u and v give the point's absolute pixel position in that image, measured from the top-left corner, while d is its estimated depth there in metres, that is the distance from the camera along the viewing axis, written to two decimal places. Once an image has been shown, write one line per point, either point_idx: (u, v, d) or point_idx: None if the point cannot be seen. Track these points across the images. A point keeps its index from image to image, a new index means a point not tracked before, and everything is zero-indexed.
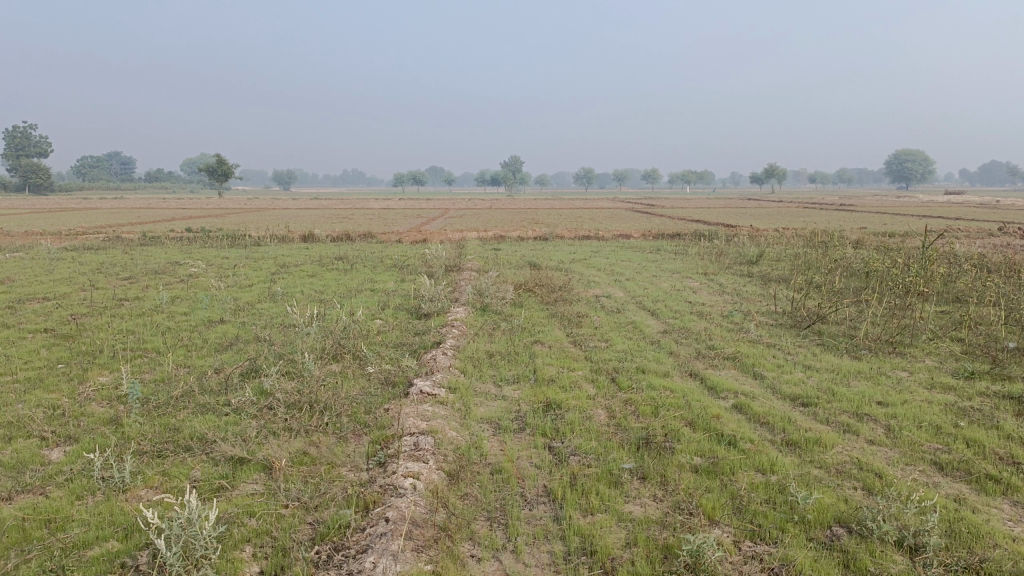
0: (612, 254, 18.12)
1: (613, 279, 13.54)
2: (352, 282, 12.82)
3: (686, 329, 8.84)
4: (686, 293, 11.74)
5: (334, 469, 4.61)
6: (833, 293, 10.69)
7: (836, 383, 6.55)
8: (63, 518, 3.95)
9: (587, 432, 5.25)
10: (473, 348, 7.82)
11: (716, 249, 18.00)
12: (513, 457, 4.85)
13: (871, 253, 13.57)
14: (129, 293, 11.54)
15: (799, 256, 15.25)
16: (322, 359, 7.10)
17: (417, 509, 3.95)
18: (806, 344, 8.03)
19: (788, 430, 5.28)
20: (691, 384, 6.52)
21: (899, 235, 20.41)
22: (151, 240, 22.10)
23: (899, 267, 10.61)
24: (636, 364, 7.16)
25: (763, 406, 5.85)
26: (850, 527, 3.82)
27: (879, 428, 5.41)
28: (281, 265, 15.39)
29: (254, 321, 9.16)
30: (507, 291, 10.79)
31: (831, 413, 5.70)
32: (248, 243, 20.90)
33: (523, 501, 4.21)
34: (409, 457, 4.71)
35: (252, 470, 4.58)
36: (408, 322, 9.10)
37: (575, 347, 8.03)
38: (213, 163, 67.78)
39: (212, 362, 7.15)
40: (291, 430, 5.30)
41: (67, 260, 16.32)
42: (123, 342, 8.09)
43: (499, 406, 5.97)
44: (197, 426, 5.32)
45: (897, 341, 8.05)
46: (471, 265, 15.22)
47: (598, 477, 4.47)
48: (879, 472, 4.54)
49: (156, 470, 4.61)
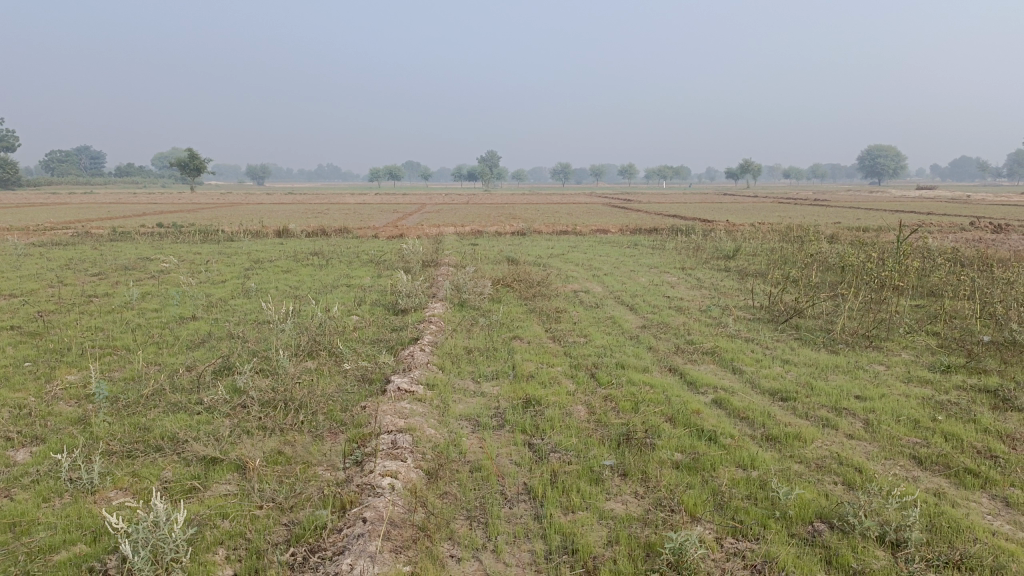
0: (589, 249, 18.11)
1: (590, 274, 13.52)
2: (328, 277, 12.65)
3: (664, 324, 8.83)
4: (664, 288, 11.73)
5: (310, 469, 4.51)
6: (810, 288, 10.75)
7: (814, 377, 6.56)
8: (28, 521, 3.82)
9: (567, 429, 5.20)
10: (451, 345, 7.73)
11: (693, 244, 18.04)
12: (492, 454, 4.79)
13: (846, 248, 13.66)
14: (98, 289, 11.30)
15: (775, 251, 15.32)
16: (297, 356, 6.97)
17: (395, 509, 3.87)
18: (784, 338, 8.05)
19: (768, 425, 5.26)
20: (671, 379, 6.50)
21: (873, 230, 20.62)
22: (122, 235, 21.72)
23: (874, 261, 10.68)
24: (616, 359, 7.12)
25: (743, 401, 5.83)
26: (831, 523, 3.80)
27: (858, 422, 5.42)
28: (256, 260, 15.17)
29: (228, 318, 8.99)
30: (484, 287, 10.71)
31: (810, 407, 5.70)
32: (222, 238, 20.59)
33: (503, 499, 4.14)
34: (386, 456, 4.63)
35: (225, 470, 4.47)
36: (384, 318, 9.00)
37: (554, 342, 7.98)
38: (186, 157, 66.82)
39: (184, 359, 7.00)
40: (266, 428, 5.19)
41: (34, 256, 15.96)
42: (92, 339, 7.89)
43: (478, 403, 5.90)
44: (168, 425, 5.19)
45: (874, 335, 8.09)
46: (448, 261, 15.12)
47: (579, 475, 4.42)
48: (859, 467, 4.53)
49: (126, 471, 4.48)
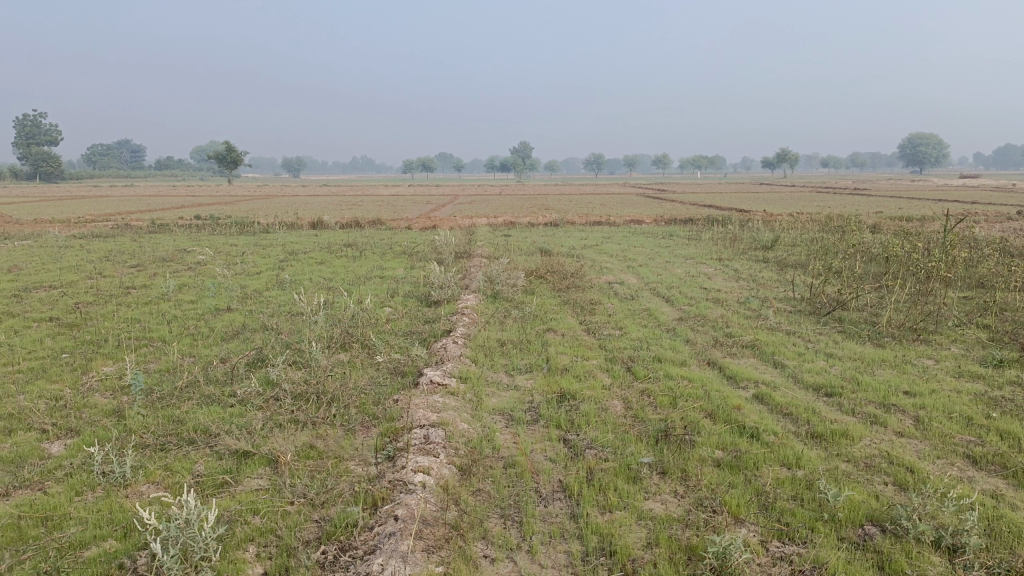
0: (624, 240, 17.90)
1: (625, 265, 13.32)
2: (361, 269, 12.64)
3: (702, 316, 8.63)
4: (700, 280, 11.50)
5: (341, 464, 4.44)
6: (853, 279, 10.44)
7: (859, 372, 6.33)
8: (61, 516, 3.80)
9: (604, 425, 5.06)
10: (484, 337, 7.63)
11: (730, 234, 17.71)
12: (527, 450, 4.67)
13: (890, 237, 13.28)
14: (136, 281, 11.42)
15: (815, 241, 14.97)
16: (330, 348, 6.94)
17: (428, 507, 3.78)
18: (827, 331, 7.81)
19: (813, 421, 5.07)
20: (710, 373, 6.32)
21: (916, 219, 20.06)
22: (160, 227, 22.01)
23: (921, 251, 10.33)
24: (652, 352, 6.96)
25: (785, 396, 5.64)
26: (883, 526, 3.62)
27: (907, 419, 5.20)
28: (291, 252, 15.24)
29: (262, 309, 9.00)
30: (518, 278, 10.59)
31: (856, 404, 5.48)
32: (257, 230, 20.75)
33: (538, 497, 4.03)
34: (419, 451, 4.54)
35: (257, 464, 4.42)
36: (417, 310, 8.93)
37: (588, 335, 7.83)
38: (222, 150, 67.58)
39: (218, 351, 7.00)
40: (298, 422, 5.13)
41: (75, 248, 16.23)
42: (128, 331, 7.94)
43: (512, 397, 5.79)
44: (201, 418, 5.17)
45: (921, 328, 7.81)
46: (481, 252, 15.03)
47: (616, 473, 4.28)
48: (911, 467, 4.33)
49: (158, 464, 4.46)
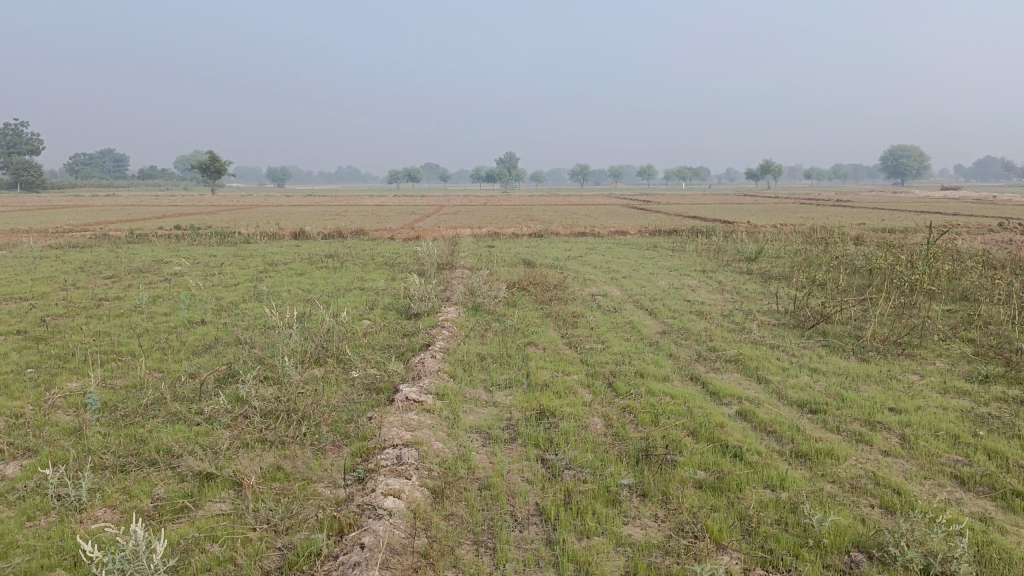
0: (608, 251, 17.82)
1: (609, 277, 13.22)
2: (341, 280, 12.45)
3: (685, 329, 8.51)
4: (684, 292, 11.41)
5: (309, 486, 4.26)
6: (837, 292, 10.38)
7: (844, 388, 6.21)
8: (8, 543, 3.59)
9: (583, 444, 4.91)
10: (463, 351, 7.47)
11: (714, 246, 17.67)
12: (503, 470, 4.51)
13: (873, 249, 13.26)
14: (110, 292, 11.16)
15: (799, 253, 14.96)
16: (304, 363, 6.75)
17: (396, 534, 3.61)
18: (812, 345, 7.71)
19: (797, 440, 4.94)
20: (692, 389, 6.19)
21: (899, 232, 20.15)
22: (138, 237, 21.70)
23: (905, 264, 10.28)
24: (634, 367, 6.82)
25: (769, 413, 5.51)
26: (870, 553, 3.49)
27: (893, 438, 5.08)
28: (270, 263, 15.03)
29: (237, 322, 8.79)
30: (500, 290, 10.44)
31: (842, 421, 5.36)
32: (238, 241, 20.50)
33: (513, 522, 3.87)
34: (390, 473, 4.36)
35: (220, 487, 4.23)
36: (396, 323, 8.77)
37: (570, 349, 7.69)
38: (206, 159, 67.11)
39: (188, 366, 6.79)
40: (266, 441, 4.95)
41: (50, 258, 15.92)
42: (97, 344, 7.71)
43: (490, 414, 5.63)
44: (164, 437, 4.97)
45: (906, 342, 7.73)
46: (464, 263, 14.89)
47: (594, 495, 4.12)
48: (898, 488, 4.21)
49: (117, 487, 4.26)
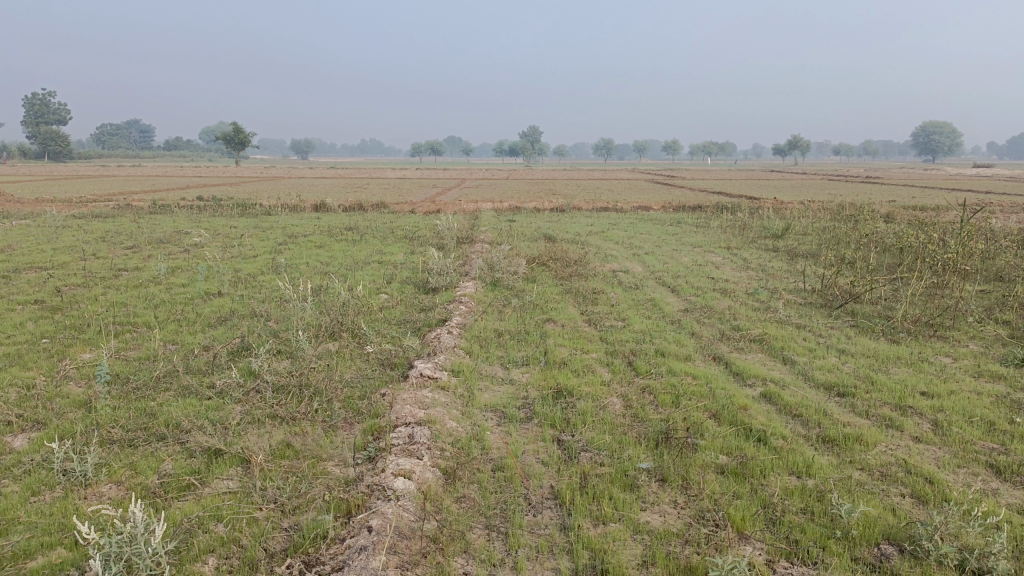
0: (631, 227, 17.55)
1: (631, 253, 12.99)
2: (360, 254, 12.33)
3: (709, 307, 8.31)
4: (707, 269, 11.17)
5: (319, 464, 4.15)
6: (866, 271, 10.08)
7: (873, 370, 5.99)
8: (11, 520, 3.53)
9: (601, 425, 4.75)
10: (480, 326, 7.33)
11: (739, 222, 17.34)
12: (517, 451, 4.37)
13: (904, 227, 12.89)
14: (129, 263, 11.13)
15: (826, 230, 14.61)
16: (318, 338, 6.66)
17: (404, 517, 3.49)
18: (839, 325, 7.47)
19: (824, 425, 4.76)
20: (715, 369, 6.00)
21: (931, 209, 19.66)
22: (160, 208, 21.71)
23: (938, 243, 9.94)
24: (655, 346, 6.64)
25: (794, 396, 5.32)
26: (901, 546, 3.31)
27: (925, 423, 4.87)
28: (290, 235, 14.96)
29: (253, 295, 8.70)
30: (520, 266, 10.27)
31: (871, 405, 5.16)
32: (259, 212, 20.44)
33: (526, 505, 3.74)
34: (401, 452, 4.24)
35: (227, 464, 4.14)
36: (413, 297, 8.65)
37: (590, 326, 7.52)
38: (229, 131, 67.14)
39: (202, 339, 6.72)
40: (277, 417, 4.84)
41: (72, 228, 15.98)
42: (113, 315, 7.67)
43: (505, 392, 5.49)
44: (174, 411, 4.89)
45: (938, 324, 7.46)
46: (484, 237, 14.73)
47: (611, 479, 3.98)
48: (931, 477, 4.02)
49: (124, 463, 4.20)
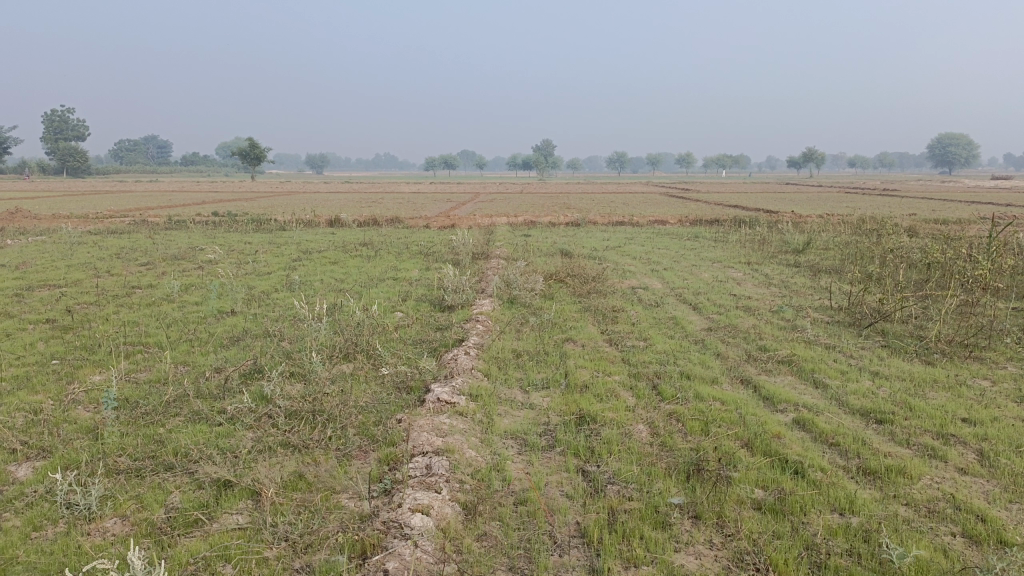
0: (648, 241, 17.33)
1: (649, 268, 12.77)
2: (375, 270, 12.18)
3: (732, 326, 8.06)
4: (729, 285, 10.92)
5: (333, 498, 3.96)
6: (893, 287, 9.80)
7: (909, 395, 5.73)
8: (10, 559, 3.36)
9: (628, 455, 4.53)
10: (498, 347, 7.13)
11: (759, 237, 17.07)
12: (541, 483, 4.16)
13: (929, 242, 12.58)
14: (143, 280, 11.04)
15: (848, 245, 14.31)
16: (332, 360, 6.48)
17: (423, 559, 3.28)
18: (870, 346, 7.20)
19: (863, 455, 4.51)
20: (744, 393, 5.76)
21: (954, 223, 19.30)
22: (175, 224, 21.74)
23: (968, 259, 9.64)
24: (680, 368, 6.41)
25: (830, 422, 5.08)
26: None
27: (970, 454, 4.61)
28: (304, 251, 14.86)
29: (266, 313, 8.55)
30: (537, 283, 10.07)
31: (911, 433, 4.90)
32: (273, 228, 20.39)
33: (552, 544, 3.52)
34: (418, 484, 4.04)
35: (237, 497, 3.95)
36: (429, 316, 8.47)
37: (611, 346, 7.30)
38: (245, 146, 67.58)
39: (213, 360, 6.55)
40: (289, 445, 4.65)
41: (87, 244, 15.96)
42: (125, 335, 7.52)
43: (526, 417, 5.27)
44: (183, 439, 4.71)
45: (973, 344, 7.17)
46: (500, 253, 14.56)
47: (641, 516, 3.75)
48: (983, 515, 3.76)
49: (130, 495, 4.02)
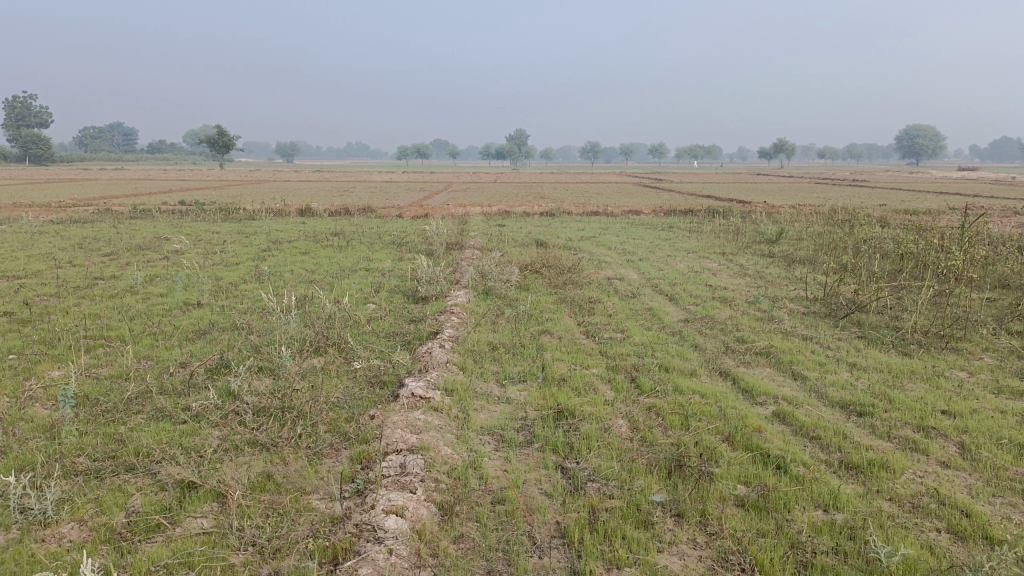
0: (622, 232, 17.28)
1: (625, 259, 12.69)
2: (347, 261, 11.96)
3: (709, 317, 8.00)
4: (705, 276, 10.89)
5: (302, 499, 3.80)
6: (867, 278, 9.82)
7: (888, 386, 5.70)
8: None
9: (608, 451, 4.42)
10: (474, 339, 6.99)
11: (733, 227, 17.09)
12: (519, 481, 4.03)
13: (902, 232, 12.64)
14: (106, 271, 10.70)
15: (822, 235, 14.36)
16: (303, 354, 6.29)
17: (398, 564, 3.14)
18: (847, 337, 7.18)
19: (845, 449, 4.45)
20: (723, 386, 5.69)
21: (924, 214, 19.51)
22: (141, 212, 21.25)
23: (942, 249, 9.68)
24: (659, 360, 6.32)
25: (810, 415, 5.02)
26: None
27: (951, 447, 4.57)
28: (273, 241, 14.57)
29: (234, 306, 8.31)
30: (512, 273, 9.94)
31: (891, 426, 4.86)
32: (242, 217, 19.99)
33: (531, 545, 3.40)
34: (392, 484, 3.90)
35: (201, 500, 3.78)
36: (402, 307, 8.30)
37: (588, 338, 7.20)
38: (213, 133, 66.33)
39: (179, 354, 6.33)
40: (257, 444, 4.48)
41: (49, 234, 15.52)
42: (86, 328, 7.26)
43: (502, 412, 5.15)
44: (145, 438, 4.51)
45: (948, 335, 7.18)
46: (473, 243, 14.39)
47: (623, 515, 3.64)
48: (967, 510, 3.71)
49: (88, 498, 3.82)
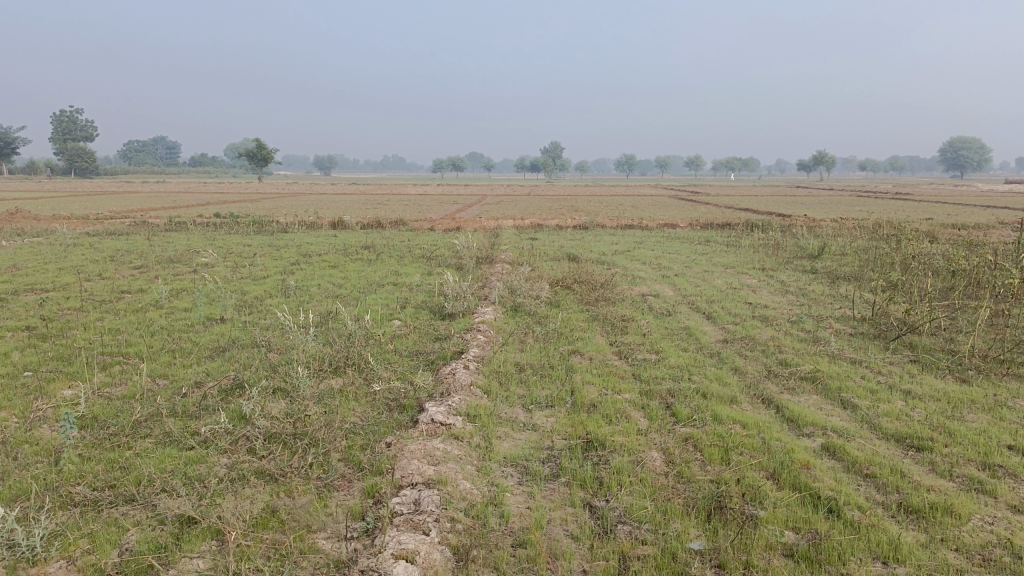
0: (658, 246, 16.85)
1: (659, 274, 12.31)
2: (375, 275, 11.74)
3: (749, 338, 7.58)
4: (743, 292, 10.45)
5: (307, 538, 3.51)
6: (918, 296, 9.28)
7: (948, 418, 5.23)
8: None
9: (641, 488, 4.06)
10: (500, 359, 6.67)
11: (771, 241, 16.57)
12: (544, 521, 3.70)
13: (952, 248, 12.05)
14: (134, 285, 10.60)
15: (866, 251, 13.80)
16: (321, 374, 6.03)
17: None
18: (899, 361, 6.71)
19: (904, 490, 4.03)
20: (766, 415, 5.29)
21: (975, 228, 18.74)
22: (176, 225, 21.37)
23: (999, 266, 9.10)
24: (696, 385, 5.93)
25: (863, 450, 4.60)
26: None
27: (1022, 488, 4.13)
28: (303, 254, 14.45)
29: (256, 322, 8.11)
30: (542, 290, 9.62)
31: (953, 463, 4.42)
32: (275, 230, 19.98)
33: None
34: (404, 524, 3.59)
35: (199, 537, 3.51)
36: (428, 325, 8.02)
37: (620, 360, 6.83)
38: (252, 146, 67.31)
39: (195, 373, 6.12)
40: (265, 474, 4.21)
41: (83, 246, 15.60)
42: (105, 344, 7.10)
43: (528, 441, 4.81)
44: (149, 466, 4.27)
45: (1009, 360, 6.66)
46: (504, 257, 14.12)
47: (656, 565, 3.28)
48: None
49: (82, 533, 3.58)
